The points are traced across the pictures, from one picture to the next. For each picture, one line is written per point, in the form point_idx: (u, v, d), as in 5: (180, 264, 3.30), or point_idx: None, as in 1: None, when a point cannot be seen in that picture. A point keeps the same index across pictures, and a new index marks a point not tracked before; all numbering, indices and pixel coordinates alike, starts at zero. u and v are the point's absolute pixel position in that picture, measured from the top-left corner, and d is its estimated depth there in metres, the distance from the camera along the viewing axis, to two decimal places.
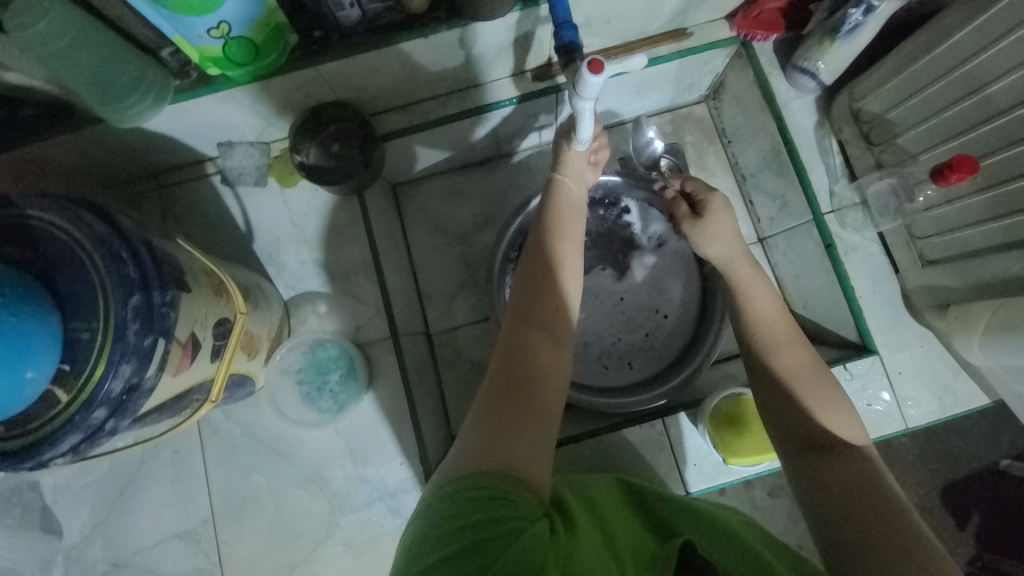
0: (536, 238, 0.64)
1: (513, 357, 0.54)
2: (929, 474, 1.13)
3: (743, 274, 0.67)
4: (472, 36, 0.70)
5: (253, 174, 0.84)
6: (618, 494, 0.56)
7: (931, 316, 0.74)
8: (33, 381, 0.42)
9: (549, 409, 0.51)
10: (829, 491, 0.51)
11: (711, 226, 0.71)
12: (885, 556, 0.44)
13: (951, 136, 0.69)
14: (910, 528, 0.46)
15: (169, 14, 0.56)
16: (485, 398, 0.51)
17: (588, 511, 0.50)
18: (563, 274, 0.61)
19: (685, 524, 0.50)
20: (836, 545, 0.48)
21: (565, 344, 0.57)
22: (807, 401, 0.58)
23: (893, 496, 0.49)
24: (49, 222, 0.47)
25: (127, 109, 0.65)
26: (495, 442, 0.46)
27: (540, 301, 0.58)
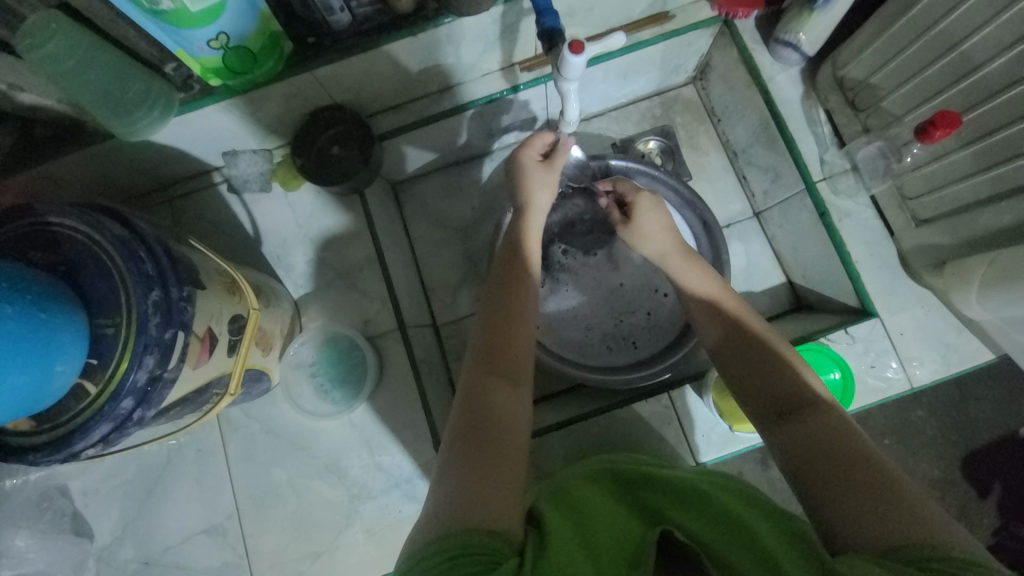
0: (492, 288, 0.66)
1: (475, 405, 0.54)
2: (945, 442, 1.12)
3: (675, 268, 0.70)
4: (458, 32, 0.73)
5: (258, 180, 0.87)
6: (600, 484, 0.58)
7: (928, 276, 0.75)
8: (62, 373, 0.45)
9: (517, 454, 0.52)
10: (800, 449, 0.51)
11: (641, 228, 0.72)
12: (865, 508, 0.44)
13: (933, 95, 0.70)
14: (886, 473, 0.46)
15: (171, 28, 0.59)
16: (452, 452, 0.51)
17: (566, 510, 0.52)
18: (522, 305, 0.62)
19: (673, 508, 0.50)
20: (817, 504, 0.47)
21: (526, 388, 0.58)
22: (771, 370, 0.58)
23: (859, 441, 0.49)
24: (70, 228, 0.50)
25: (134, 123, 0.68)
26: (466, 493, 0.46)
27: (495, 348, 0.59)
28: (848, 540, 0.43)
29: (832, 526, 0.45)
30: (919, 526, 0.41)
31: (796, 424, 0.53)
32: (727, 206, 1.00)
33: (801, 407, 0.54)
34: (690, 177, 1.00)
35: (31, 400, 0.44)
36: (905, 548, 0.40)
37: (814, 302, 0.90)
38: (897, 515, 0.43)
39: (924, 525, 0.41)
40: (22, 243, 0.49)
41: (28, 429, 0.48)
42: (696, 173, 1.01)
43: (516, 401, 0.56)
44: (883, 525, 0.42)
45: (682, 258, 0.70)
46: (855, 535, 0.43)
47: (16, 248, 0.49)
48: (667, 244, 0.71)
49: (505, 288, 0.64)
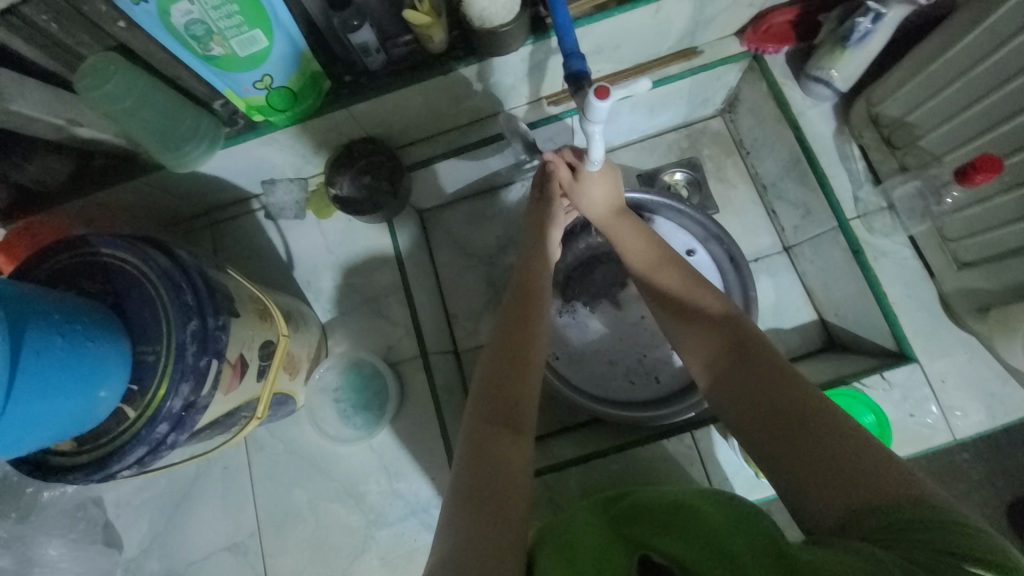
0: (499, 335, 0.67)
1: (477, 457, 0.54)
2: (996, 494, 1.05)
3: (611, 225, 0.75)
4: (488, 71, 0.75)
5: (293, 208, 0.91)
6: (595, 523, 0.53)
7: (970, 320, 0.71)
8: (106, 399, 0.47)
9: (517, 508, 0.51)
10: (782, 447, 0.49)
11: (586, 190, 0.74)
12: (831, 482, 0.45)
13: (975, 135, 0.68)
14: (851, 438, 0.47)
15: (221, 72, 0.64)
16: (453, 505, 0.51)
17: (564, 566, 0.47)
18: (528, 343, 0.65)
19: (653, 533, 0.46)
20: (788, 486, 0.48)
21: (529, 438, 0.58)
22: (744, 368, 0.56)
23: (819, 404, 0.50)
24: (119, 258, 0.53)
25: (184, 156, 0.73)
26: (468, 553, 0.46)
27: (501, 396, 0.60)
28: (819, 518, 0.45)
29: (803, 505, 0.47)
30: (882, 490, 0.43)
31: (751, 399, 0.53)
32: (755, 240, 0.98)
33: (749, 375, 0.55)
34: (717, 210, 0.99)
35: (75, 424, 0.46)
36: (869, 519, 0.41)
37: (848, 342, 0.86)
38: (860, 484, 0.44)
39: (885, 486, 0.43)
40: (76, 272, 0.53)
41: (70, 450, 0.50)
42: (723, 205, 1.00)
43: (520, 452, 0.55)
44: (847, 496, 0.44)
45: (634, 231, 0.73)
46: (823, 513, 0.45)
47: (70, 276, 0.53)
48: (607, 209, 0.75)
49: (515, 337, 0.65)
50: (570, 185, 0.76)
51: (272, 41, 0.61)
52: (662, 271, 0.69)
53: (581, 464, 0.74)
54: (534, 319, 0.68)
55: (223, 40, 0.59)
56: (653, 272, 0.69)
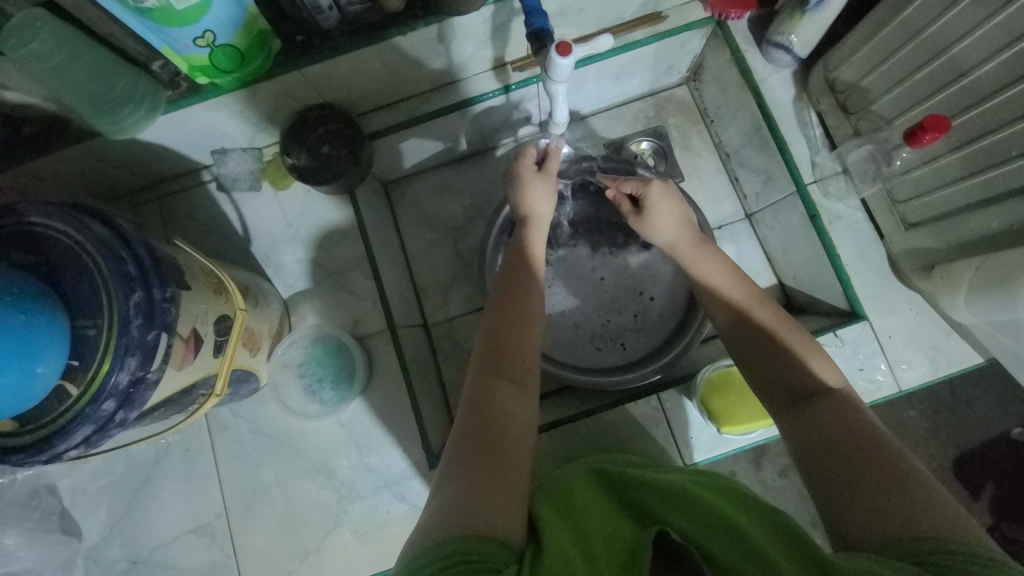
0: (498, 298, 0.67)
1: (480, 408, 0.56)
2: (935, 443, 1.13)
3: (688, 255, 0.72)
4: (451, 31, 0.73)
5: (247, 179, 0.86)
6: (593, 484, 0.56)
7: (917, 279, 0.75)
8: (44, 375, 0.44)
9: (524, 458, 0.53)
10: (826, 463, 0.51)
11: (653, 220, 0.73)
12: (880, 509, 0.46)
13: (922, 99, 0.71)
14: (910, 480, 0.47)
15: (156, 26, 0.59)
16: (455, 455, 0.53)
17: (566, 518, 0.50)
18: (524, 311, 0.65)
19: (661, 504, 0.49)
20: (831, 505, 0.49)
21: (532, 392, 0.60)
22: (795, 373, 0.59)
23: (883, 446, 0.50)
24: (52, 229, 0.50)
25: (123, 122, 0.67)
26: (471, 497, 0.47)
27: (509, 352, 0.61)
28: (856, 536, 0.46)
29: (844, 524, 0.48)
30: (932, 524, 0.43)
31: (812, 417, 0.55)
32: (719, 208, 0.99)
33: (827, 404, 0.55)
34: (682, 178, 1.00)
35: (10, 404, 0.43)
36: (910, 543, 0.43)
37: (804, 305, 0.90)
38: (911, 517, 0.44)
39: (930, 522, 0.44)
40: (4, 243, 0.49)
41: (10, 431, 0.47)
42: (688, 174, 1.01)
43: (525, 404, 0.58)
44: (892, 522, 0.45)
45: (694, 245, 0.72)
46: (861, 531, 0.46)
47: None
48: (678, 231, 0.73)
49: (514, 296, 0.66)
50: (635, 218, 0.76)
51: None
52: (738, 292, 0.67)
53: (550, 430, 0.75)
54: (531, 287, 0.68)
55: None
56: (728, 294, 0.68)
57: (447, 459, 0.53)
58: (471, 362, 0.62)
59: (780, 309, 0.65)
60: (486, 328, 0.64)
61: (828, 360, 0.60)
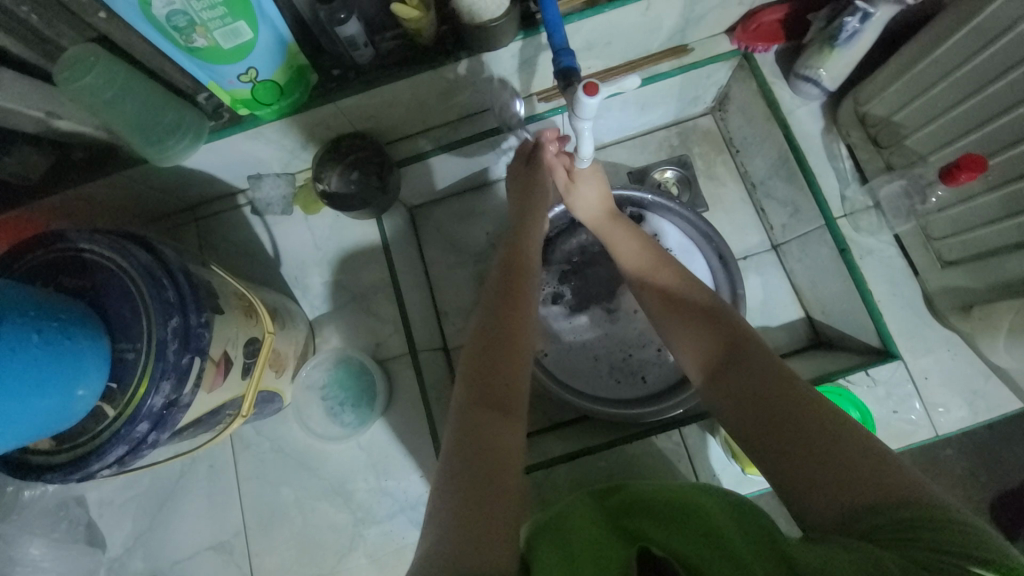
0: (486, 313, 0.65)
1: (469, 441, 0.53)
2: (977, 488, 1.07)
3: (605, 229, 0.77)
4: (479, 65, 0.75)
5: (280, 203, 0.90)
6: (590, 512, 0.54)
7: (954, 319, 0.72)
8: (84, 397, 0.46)
9: (513, 490, 0.51)
10: (779, 451, 0.49)
11: (578, 190, 0.78)
12: (832, 484, 0.45)
13: (958, 136, 0.69)
14: (858, 447, 0.46)
15: (204, 64, 0.62)
16: (442, 489, 0.51)
17: (559, 545, 0.48)
18: (518, 338, 0.62)
19: (652, 527, 0.47)
20: (788, 490, 0.48)
21: (521, 417, 0.58)
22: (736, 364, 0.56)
23: (827, 415, 0.49)
24: (99, 255, 0.52)
25: (168, 150, 0.71)
26: (459, 535, 0.45)
27: (495, 377, 0.59)
28: (818, 518, 0.45)
29: (808, 510, 0.46)
30: (887, 493, 0.42)
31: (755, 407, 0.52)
32: (744, 238, 0.98)
33: (750, 375, 0.54)
34: (706, 207, 0.99)
35: (51, 423, 0.45)
36: (868, 519, 0.41)
37: (834, 340, 0.87)
38: (864, 487, 0.43)
39: (882, 486, 0.43)
40: (55, 267, 0.52)
41: (49, 449, 0.49)
42: (712, 203, 1.00)
43: (513, 432, 0.55)
44: (847, 498, 0.43)
45: (608, 217, 0.77)
46: (820, 514, 0.45)
47: (49, 272, 0.52)
48: (601, 209, 0.77)
49: (504, 315, 0.64)
50: (563, 188, 0.79)
51: (257, 33, 0.60)
52: (662, 274, 0.68)
53: (568, 462, 0.74)
54: (525, 310, 0.65)
55: (206, 32, 0.58)
56: (651, 272, 0.69)
57: (437, 496, 0.50)
58: (455, 386, 0.60)
59: (716, 300, 0.63)
60: (470, 347, 0.63)
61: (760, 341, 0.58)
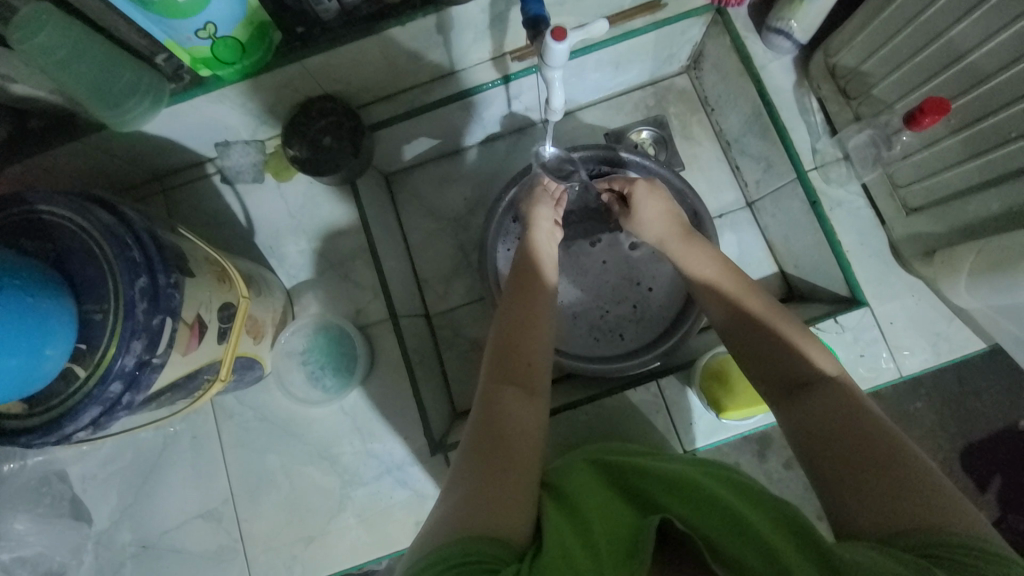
0: (509, 301, 0.69)
1: (491, 418, 0.57)
2: (943, 435, 1.11)
3: (676, 249, 0.74)
4: (449, 21, 0.73)
5: (250, 171, 0.88)
6: (606, 488, 0.54)
7: (919, 265, 0.75)
8: (52, 357, 0.46)
9: (530, 465, 0.53)
10: (826, 452, 0.51)
11: (640, 217, 0.78)
12: (883, 498, 0.45)
13: (923, 82, 0.70)
14: (910, 466, 0.47)
15: (158, 18, 0.59)
16: (463, 462, 0.53)
17: (566, 511, 0.51)
18: (534, 314, 0.67)
19: (667, 496, 0.49)
20: (829, 491, 0.49)
21: (542, 399, 0.61)
22: (785, 352, 0.60)
23: (886, 437, 0.49)
24: (58, 216, 0.51)
25: (127, 113, 0.69)
26: (484, 504, 0.47)
27: (517, 359, 0.63)
28: (855, 518, 0.46)
29: (846, 516, 0.47)
30: (938, 517, 0.43)
31: (810, 408, 0.54)
32: (720, 196, 0.99)
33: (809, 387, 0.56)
34: (682, 167, 1.00)
35: (21, 385, 0.45)
36: (913, 535, 0.42)
37: (806, 292, 0.90)
38: (905, 497, 0.45)
39: (931, 512, 0.43)
40: (12, 229, 0.50)
41: (20, 412, 0.49)
42: (688, 162, 1.01)
43: (533, 409, 0.59)
44: (890, 510, 0.44)
45: (682, 240, 0.74)
46: (861, 521, 0.45)
47: (6, 235, 0.50)
48: (664, 225, 0.76)
49: (523, 305, 0.68)
50: (625, 216, 0.82)
51: None
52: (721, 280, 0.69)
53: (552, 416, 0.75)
54: (540, 295, 0.69)
55: None
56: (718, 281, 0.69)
57: (457, 461, 0.54)
58: (481, 369, 0.64)
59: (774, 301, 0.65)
60: (497, 332, 0.66)
61: (821, 346, 0.61)
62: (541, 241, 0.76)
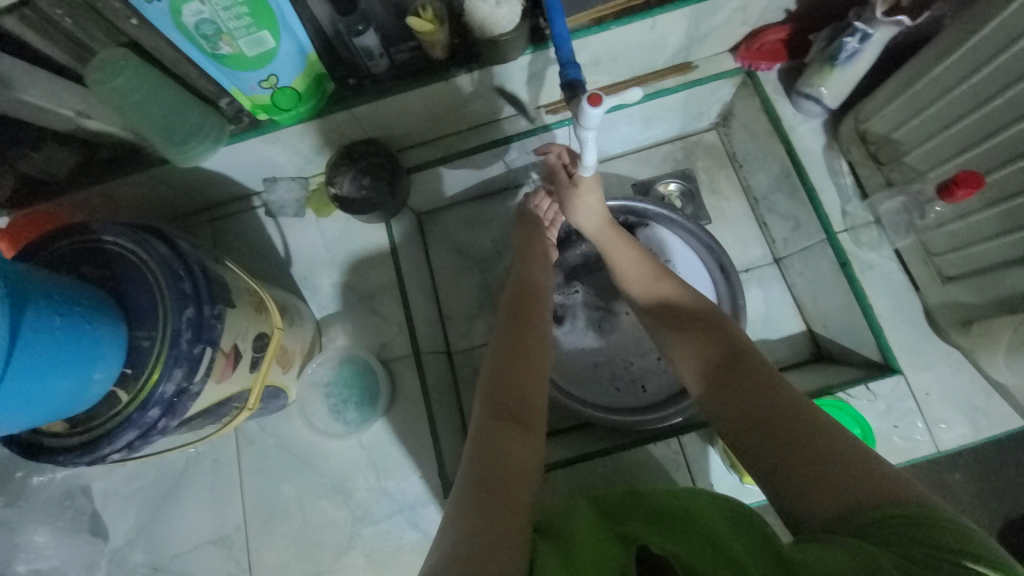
0: (504, 330, 0.70)
1: (487, 455, 0.55)
2: (984, 514, 1.04)
3: (607, 239, 0.77)
4: (490, 78, 0.77)
5: (292, 206, 0.93)
6: (593, 518, 0.52)
7: (955, 334, 0.73)
8: (99, 381, 0.48)
9: (523, 498, 0.52)
10: (766, 448, 0.51)
11: (581, 203, 0.78)
12: (825, 485, 0.46)
13: (958, 152, 0.71)
14: (843, 447, 0.47)
15: (228, 70, 0.66)
16: (459, 506, 0.51)
17: (560, 553, 0.47)
18: (529, 347, 0.68)
19: (645, 521, 0.48)
20: (784, 488, 0.49)
21: (539, 433, 0.61)
22: (713, 349, 0.61)
23: (816, 419, 0.50)
24: (120, 246, 0.55)
25: (190, 152, 0.75)
26: (478, 531, 0.48)
27: (507, 390, 0.63)
28: (809, 514, 0.46)
29: (797, 511, 0.47)
30: (876, 494, 0.43)
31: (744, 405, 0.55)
32: (747, 251, 0.99)
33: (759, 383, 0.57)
34: (709, 220, 1.01)
35: (67, 405, 0.47)
36: (858, 517, 0.42)
37: (835, 354, 0.87)
38: (860, 487, 0.44)
39: (868, 489, 0.44)
40: (77, 257, 0.54)
41: (61, 431, 0.51)
42: (715, 216, 1.02)
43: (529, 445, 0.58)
44: (830, 496, 0.45)
45: (612, 231, 0.77)
46: (811, 515, 0.45)
47: (70, 261, 0.54)
48: (600, 219, 0.78)
49: (513, 330, 0.70)
50: (563, 199, 0.80)
51: (279, 42, 0.63)
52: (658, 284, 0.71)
53: (566, 468, 0.74)
54: (536, 324, 0.72)
55: (231, 40, 0.61)
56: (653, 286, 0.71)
57: (453, 504, 0.52)
58: (475, 408, 0.63)
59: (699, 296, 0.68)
60: (490, 355, 0.68)
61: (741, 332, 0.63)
62: (538, 264, 0.80)
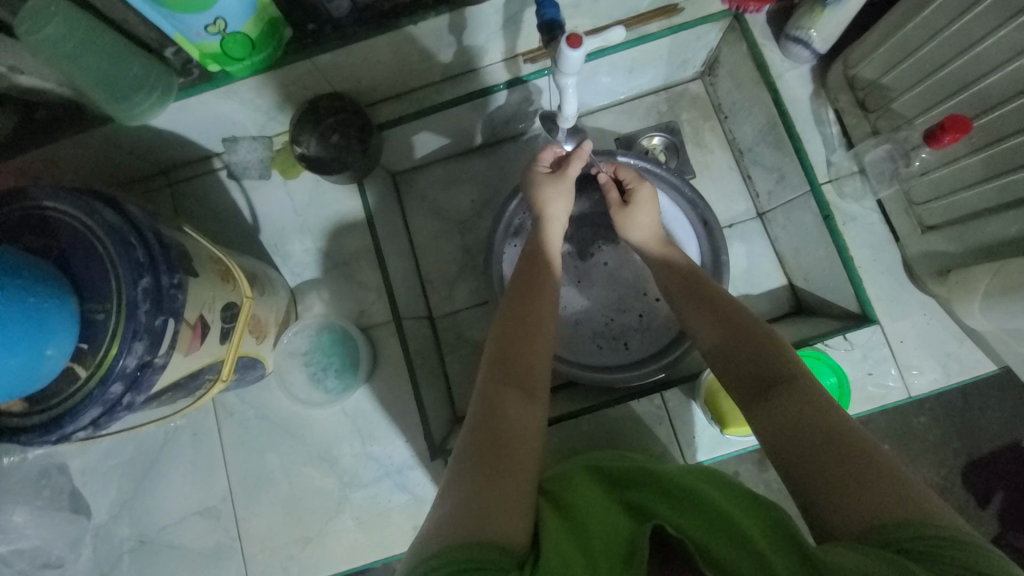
0: (513, 294, 0.68)
1: (488, 415, 0.55)
2: (946, 452, 1.09)
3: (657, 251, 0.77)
4: (462, 22, 0.72)
5: (257, 167, 0.87)
6: (596, 485, 0.55)
7: (932, 284, 0.73)
8: (52, 357, 0.45)
9: (528, 463, 0.52)
10: (800, 452, 0.49)
11: (635, 216, 0.78)
12: (858, 496, 0.44)
13: (946, 97, 0.69)
14: (879, 462, 0.46)
15: (168, 13, 0.58)
16: (459, 463, 0.51)
17: (565, 520, 0.49)
18: (537, 312, 0.66)
19: (659, 505, 0.49)
20: (805, 493, 0.47)
21: (542, 399, 0.59)
22: (756, 351, 0.59)
23: (852, 431, 0.48)
24: (63, 213, 0.50)
25: (134, 108, 0.68)
26: (478, 498, 0.47)
27: (516, 358, 0.61)
28: (833, 523, 0.44)
29: (824, 517, 0.45)
30: (909, 511, 0.42)
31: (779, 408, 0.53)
32: (730, 206, 0.98)
33: (781, 386, 0.55)
34: (693, 175, 0.99)
35: (21, 384, 0.44)
36: (891, 529, 0.41)
37: (815, 307, 0.88)
38: (893, 505, 0.42)
39: (902, 505, 0.42)
40: (16, 226, 0.50)
41: (20, 411, 0.48)
42: (699, 170, 0.99)
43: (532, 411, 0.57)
44: (862, 507, 0.43)
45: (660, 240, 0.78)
46: (838, 522, 0.44)
47: (10, 231, 0.50)
48: (651, 233, 0.79)
49: (521, 300, 0.67)
50: (618, 207, 0.80)
51: None
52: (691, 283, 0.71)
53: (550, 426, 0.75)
54: (545, 288, 0.69)
55: None
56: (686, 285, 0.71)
57: (455, 460, 0.52)
58: (481, 366, 0.62)
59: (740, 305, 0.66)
60: (498, 329, 0.65)
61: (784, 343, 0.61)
62: (552, 226, 0.76)
